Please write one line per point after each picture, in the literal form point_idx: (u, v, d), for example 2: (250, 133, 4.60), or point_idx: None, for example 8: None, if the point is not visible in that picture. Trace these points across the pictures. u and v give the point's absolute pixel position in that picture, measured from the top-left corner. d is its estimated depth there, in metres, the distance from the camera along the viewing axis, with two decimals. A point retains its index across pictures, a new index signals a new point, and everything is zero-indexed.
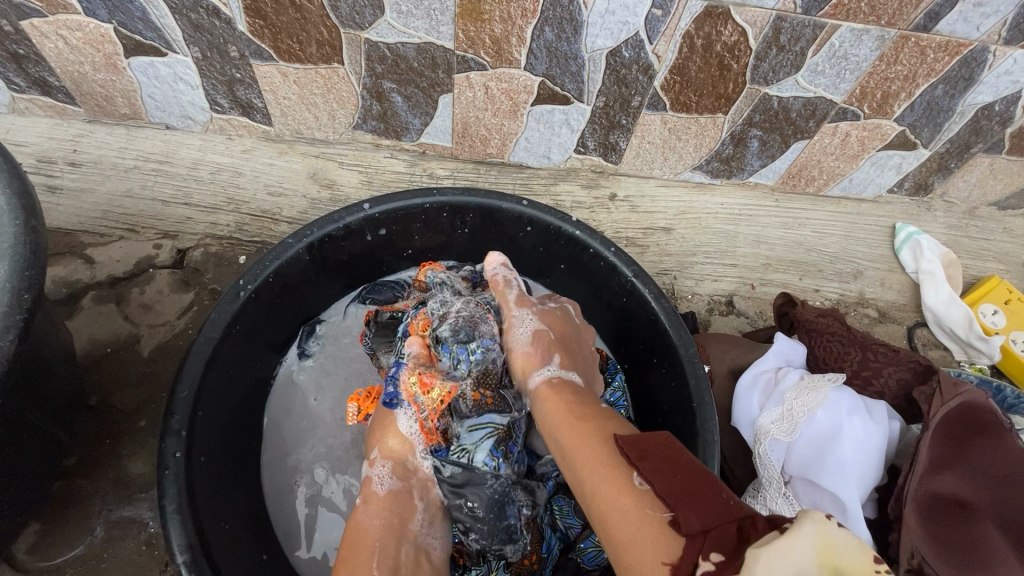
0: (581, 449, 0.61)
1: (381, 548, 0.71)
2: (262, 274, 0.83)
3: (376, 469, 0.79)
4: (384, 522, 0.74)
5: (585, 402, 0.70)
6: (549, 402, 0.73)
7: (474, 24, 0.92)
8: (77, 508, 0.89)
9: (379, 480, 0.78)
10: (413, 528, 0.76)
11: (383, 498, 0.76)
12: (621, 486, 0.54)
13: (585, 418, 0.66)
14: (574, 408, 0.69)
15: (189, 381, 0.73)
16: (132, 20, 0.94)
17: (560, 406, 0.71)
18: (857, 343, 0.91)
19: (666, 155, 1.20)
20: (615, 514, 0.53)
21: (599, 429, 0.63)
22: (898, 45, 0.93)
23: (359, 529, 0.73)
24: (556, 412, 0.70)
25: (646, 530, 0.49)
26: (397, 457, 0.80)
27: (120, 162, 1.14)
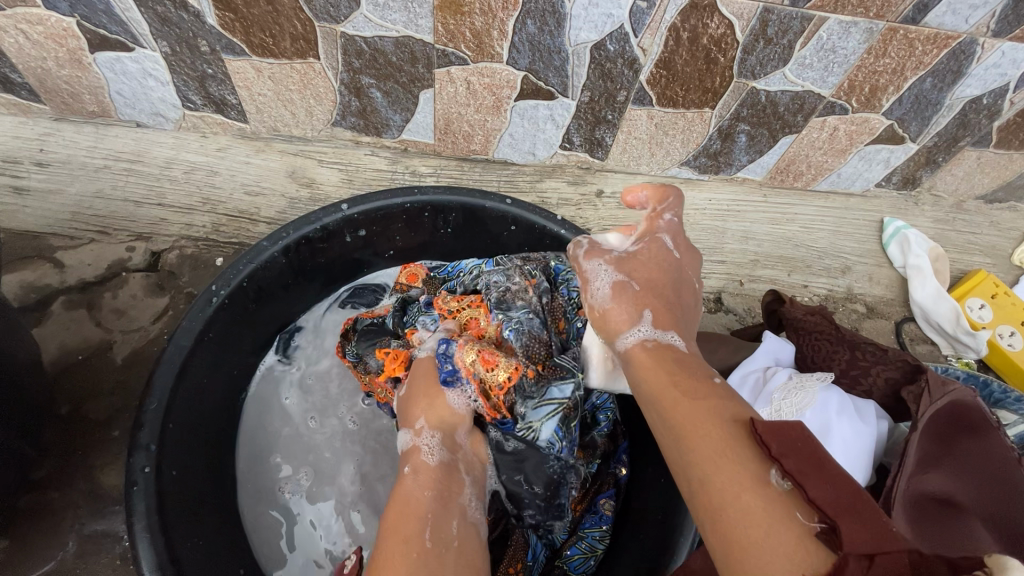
0: (694, 420, 0.51)
1: (434, 519, 0.60)
2: (235, 279, 0.81)
3: (424, 437, 0.70)
4: (435, 495, 0.63)
5: (691, 364, 0.58)
6: (646, 366, 0.59)
7: (453, 17, 0.89)
8: (48, 523, 0.86)
9: (429, 450, 0.68)
10: (461, 503, 0.65)
11: (435, 468, 0.66)
12: (754, 478, 0.45)
13: (692, 386, 0.55)
14: (677, 372, 0.57)
15: (160, 393, 0.71)
16: (96, 14, 0.90)
17: (660, 365, 0.58)
18: (846, 342, 0.90)
19: (653, 151, 1.18)
20: (740, 507, 0.45)
21: (711, 403, 0.52)
22: (885, 38, 0.91)
23: (406, 500, 0.62)
24: (654, 375, 0.58)
25: (790, 533, 0.42)
26: (446, 428, 0.71)
27: (88, 162, 1.10)
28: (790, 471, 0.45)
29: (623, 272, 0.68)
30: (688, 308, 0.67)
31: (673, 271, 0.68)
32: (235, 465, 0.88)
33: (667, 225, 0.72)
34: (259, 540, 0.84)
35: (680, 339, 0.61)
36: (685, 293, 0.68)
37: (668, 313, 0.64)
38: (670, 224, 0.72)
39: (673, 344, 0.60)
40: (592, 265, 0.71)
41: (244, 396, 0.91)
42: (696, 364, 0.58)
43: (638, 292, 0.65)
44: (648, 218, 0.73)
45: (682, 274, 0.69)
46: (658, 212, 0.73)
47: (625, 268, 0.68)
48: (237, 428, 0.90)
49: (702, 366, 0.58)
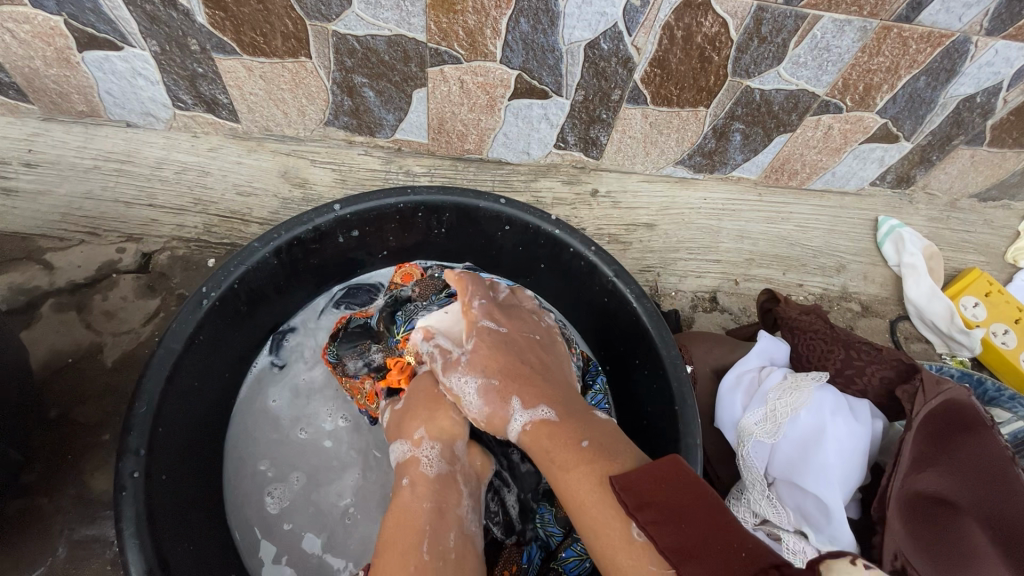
0: (574, 491, 0.57)
1: (432, 531, 0.62)
2: (226, 281, 0.80)
3: (423, 449, 0.71)
4: (434, 505, 0.65)
5: (564, 433, 0.62)
6: (532, 448, 0.64)
7: (446, 15, 0.89)
8: (37, 528, 0.85)
9: (429, 461, 0.69)
10: (456, 513, 0.66)
11: (433, 479, 0.68)
12: (624, 540, 0.52)
13: (568, 457, 0.59)
14: (553, 446, 0.62)
15: (149, 397, 0.70)
16: (83, 12, 0.89)
17: (541, 443, 0.63)
18: (840, 342, 0.90)
19: (648, 150, 1.18)
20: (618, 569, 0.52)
21: (587, 469, 0.57)
22: (879, 37, 0.91)
23: (404, 510, 0.64)
24: (540, 453, 0.63)
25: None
26: (445, 440, 0.72)
27: (78, 162, 1.09)
28: (644, 527, 0.51)
29: (478, 373, 0.72)
30: (544, 365, 0.73)
31: (506, 342, 0.75)
32: (227, 465, 0.88)
33: (478, 311, 0.78)
34: (247, 542, 0.84)
35: (551, 408, 0.66)
36: (531, 353, 0.74)
37: (533, 388, 0.69)
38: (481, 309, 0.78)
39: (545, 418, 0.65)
40: (451, 380, 0.74)
41: (234, 398, 0.91)
42: (570, 424, 0.63)
43: (497, 383, 0.71)
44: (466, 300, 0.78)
45: (520, 337, 0.76)
46: (467, 300, 0.79)
47: (476, 364, 0.73)
48: (229, 429, 0.90)
49: (575, 426, 0.63)
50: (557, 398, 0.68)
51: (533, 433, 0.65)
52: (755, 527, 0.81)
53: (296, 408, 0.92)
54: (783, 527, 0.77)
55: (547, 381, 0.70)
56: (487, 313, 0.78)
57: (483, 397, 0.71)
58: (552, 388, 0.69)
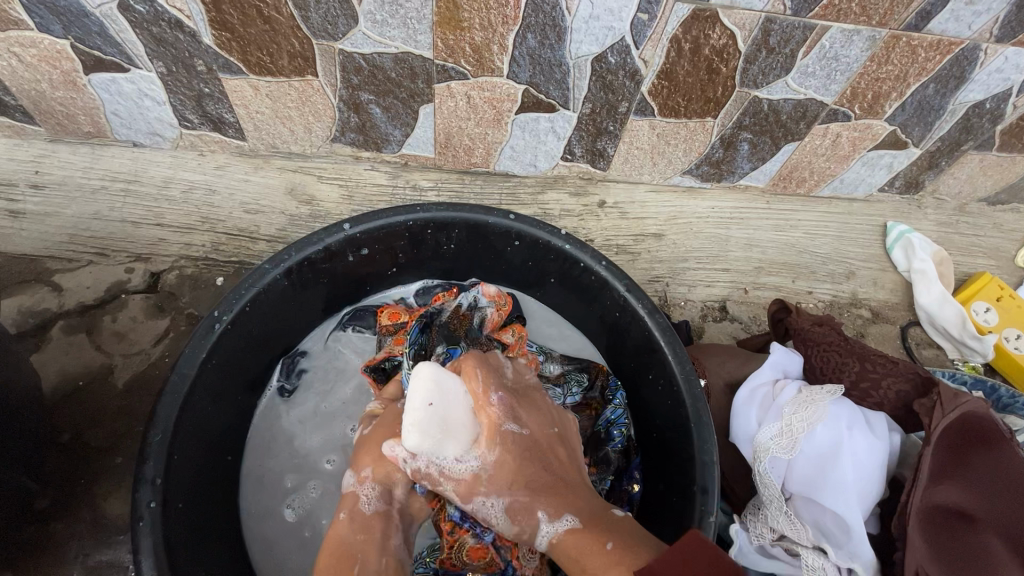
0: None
1: (364, 559, 0.67)
2: (238, 304, 0.79)
3: (365, 487, 0.73)
4: (366, 537, 0.69)
5: (590, 536, 0.63)
6: (568, 551, 0.64)
7: (452, 33, 0.88)
8: (51, 554, 0.85)
9: (367, 500, 0.72)
10: (392, 545, 0.70)
11: (370, 516, 0.71)
12: None
13: (597, 558, 0.60)
14: (582, 550, 0.62)
15: (164, 423, 0.70)
16: (90, 36, 0.89)
17: (571, 552, 0.63)
18: (855, 354, 0.89)
19: (655, 161, 1.18)
20: None
21: (614, 562, 0.58)
22: (889, 45, 0.91)
23: (340, 545, 0.68)
24: (569, 560, 0.63)
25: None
26: (388, 483, 0.74)
27: (85, 183, 1.09)
28: None
29: (499, 494, 0.69)
30: (567, 469, 0.71)
31: (530, 446, 0.71)
32: (244, 478, 0.88)
33: (490, 407, 0.72)
34: (262, 552, 0.84)
35: (574, 516, 0.66)
36: (557, 452, 0.72)
37: (563, 495, 0.68)
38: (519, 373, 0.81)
39: (572, 528, 0.65)
40: (472, 501, 0.70)
41: (253, 415, 0.91)
42: (594, 529, 0.63)
43: (525, 499, 0.68)
44: (480, 391, 0.72)
45: (545, 438, 0.73)
46: (485, 393, 0.73)
47: (496, 488, 0.69)
48: (247, 441, 0.90)
49: (600, 531, 0.63)
50: (580, 503, 0.67)
51: (569, 537, 0.64)
52: (773, 543, 0.80)
53: (312, 427, 0.92)
54: (802, 544, 0.77)
55: (575, 487, 0.69)
56: (502, 407, 0.72)
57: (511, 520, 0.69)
58: (572, 490, 0.69)
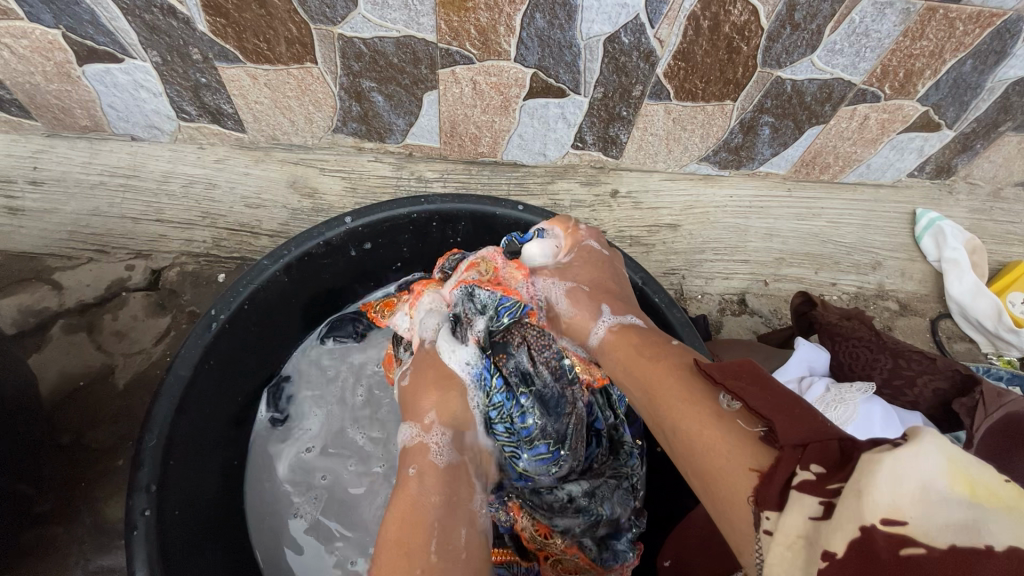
0: (664, 385, 0.52)
1: (442, 528, 0.53)
2: (236, 301, 0.76)
3: (433, 436, 0.63)
4: (444, 499, 0.57)
5: (650, 335, 0.62)
6: (615, 348, 0.63)
7: (457, 14, 0.84)
8: (51, 558, 0.83)
9: (438, 449, 0.62)
10: (468, 508, 0.58)
11: (443, 470, 0.60)
12: (709, 419, 0.46)
13: (656, 353, 0.58)
14: (640, 344, 0.61)
15: (158, 428, 0.67)
16: (81, 24, 0.85)
17: (627, 345, 0.62)
18: (887, 350, 0.84)
19: (670, 148, 1.12)
20: (704, 452, 0.44)
21: (673, 361, 0.55)
22: (924, 19, 0.84)
23: (410, 508, 0.55)
24: (622, 355, 0.62)
25: (738, 441, 0.42)
26: (456, 425, 0.66)
27: (84, 179, 1.06)
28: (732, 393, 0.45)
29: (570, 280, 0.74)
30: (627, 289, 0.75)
31: (605, 259, 0.77)
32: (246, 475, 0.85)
33: (586, 235, 0.80)
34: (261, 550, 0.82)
35: (642, 320, 0.67)
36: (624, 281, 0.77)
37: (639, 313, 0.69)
38: (590, 229, 0.81)
39: (633, 325, 0.66)
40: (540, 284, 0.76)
41: (247, 434, 0.86)
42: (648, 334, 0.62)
43: (587, 290, 0.72)
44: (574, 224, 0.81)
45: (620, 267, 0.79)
46: (574, 225, 0.81)
47: (571, 275, 0.75)
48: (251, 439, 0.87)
49: (656, 334, 0.62)
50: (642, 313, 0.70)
51: (620, 336, 0.64)
52: None
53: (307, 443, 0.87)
54: None
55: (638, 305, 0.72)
56: (594, 236, 0.81)
57: (574, 304, 0.71)
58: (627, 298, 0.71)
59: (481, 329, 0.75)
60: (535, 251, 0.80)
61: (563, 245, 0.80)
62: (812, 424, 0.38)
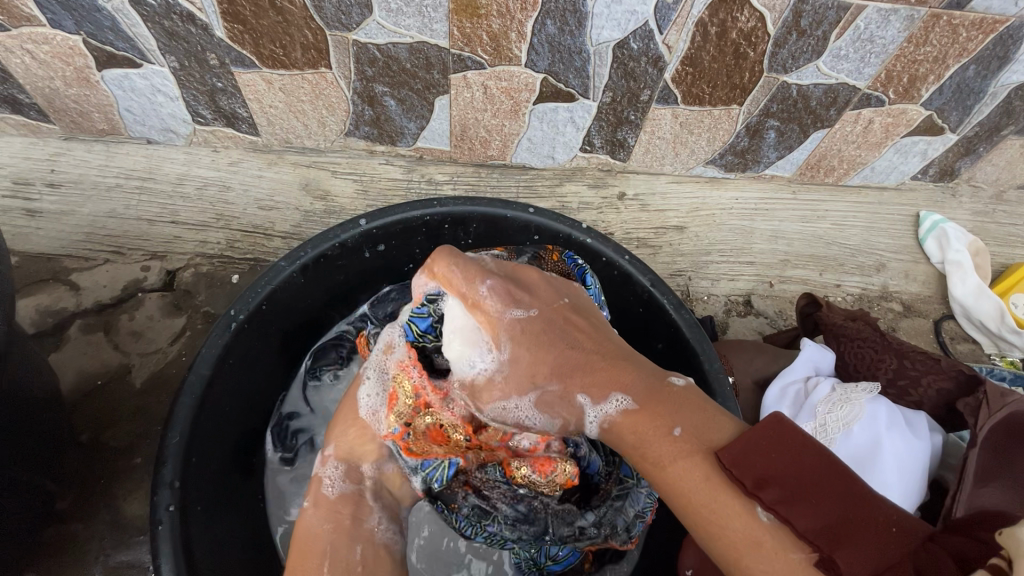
0: (699, 497, 0.48)
1: (332, 551, 0.63)
2: (254, 301, 0.78)
3: (327, 469, 0.70)
4: (334, 526, 0.65)
5: (650, 414, 0.54)
6: (615, 442, 0.56)
7: (469, 20, 0.86)
8: (72, 554, 0.85)
9: (330, 482, 0.69)
10: (368, 528, 0.67)
11: (333, 501, 0.67)
12: (755, 530, 0.45)
13: (663, 450, 0.51)
14: (639, 437, 0.54)
15: (181, 426, 0.68)
16: (101, 31, 0.87)
17: (627, 434, 0.55)
18: (892, 350, 0.85)
19: (677, 151, 1.14)
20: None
21: (693, 459, 0.49)
22: (928, 25, 0.86)
23: (305, 535, 0.64)
24: (627, 444, 0.55)
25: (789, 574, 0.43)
26: (352, 459, 0.71)
27: (101, 181, 1.08)
28: (773, 505, 0.45)
29: (519, 388, 0.61)
30: (586, 339, 0.61)
31: (543, 326, 0.61)
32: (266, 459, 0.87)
33: (493, 301, 0.62)
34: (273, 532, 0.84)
35: (625, 395, 0.56)
36: (575, 328, 0.62)
37: (611, 370, 0.58)
38: (491, 295, 0.62)
39: (619, 412, 0.56)
40: (491, 409, 0.63)
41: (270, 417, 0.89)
42: (650, 407, 0.54)
43: (554, 389, 0.60)
44: (471, 289, 0.62)
45: (552, 309, 0.63)
46: (471, 288, 0.62)
47: (516, 384, 0.61)
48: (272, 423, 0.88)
49: (657, 409, 0.54)
50: (626, 378, 0.57)
51: (615, 431, 0.56)
52: None
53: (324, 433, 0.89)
54: None
55: (614, 370, 0.58)
56: (500, 297, 0.62)
57: (541, 412, 0.62)
58: (600, 368, 0.59)
59: (421, 484, 0.74)
60: (460, 357, 0.62)
61: (484, 332, 0.61)
62: (880, 543, 0.41)
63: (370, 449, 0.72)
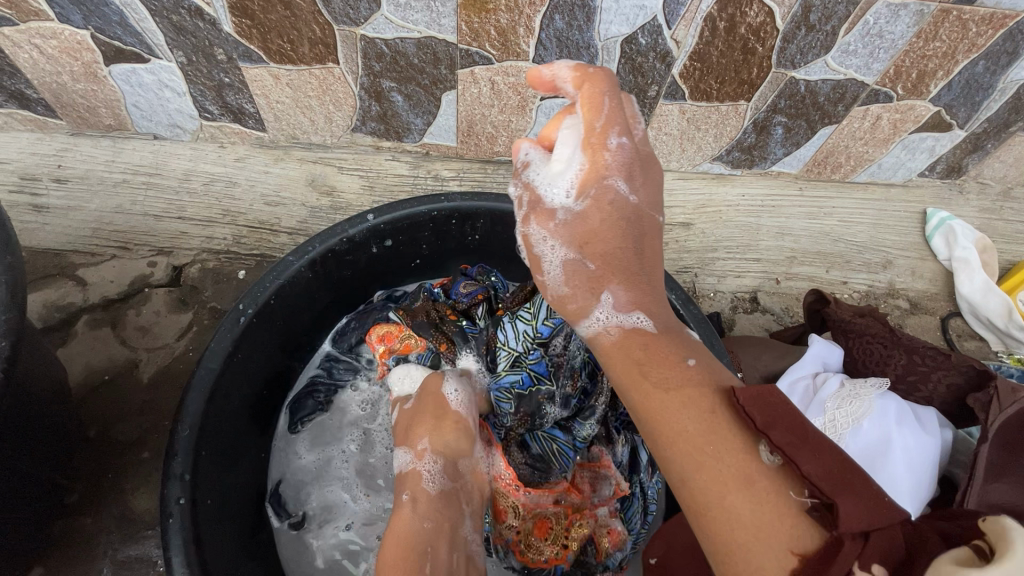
0: (699, 429, 0.44)
1: (433, 552, 0.63)
2: (263, 296, 0.78)
3: (425, 463, 0.71)
4: (435, 525, 0.66)
5: (665, 345, 0.52)
6: (613, 358, 0.55)
7: (478, 15, 0.85)
8: (81, 548, 0.85)
9: (429, 477, 0.70)
10: (460, 535, 0.68)
11: (435, 497, 0.69)
12: (747, 472, 0.41)
13: (668, 374, 0.49)
14: (647, 362, 0.51)
15: (191, 417, 0.68)
16: (109, 26, 0.87)
17: (630, 354, 0.53)
18: (901, 346, 0.85)
19: (684, 147, 1.14)
20: (734, 516, 0.40)
21: (697, 391, 0.47)
22: (938, 21, 0.85)
23: (405, 533, 0.64)
24: (624, 367, 0.53)
25: (779, 514, 0.39)
26: (451, 455, 0.73)
27: (107, 177, 1.09)
28: (779, 445, 0.41)
29: (575, 243, 0.64)
30: (653, 259, 0.62)
31: (633, 215, 0.62)
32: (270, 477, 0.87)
33: (609, 153, 0.63)
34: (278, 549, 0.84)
35: (647, 317, 0.56)
36: (648, 244, 0.62)
37: (642, 289, 0.58)
38: (617, 152, 0.63)
39: (638, 327, 0.55)
40: (540, 229, 0.67)
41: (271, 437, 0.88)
42: (668, 339, 0.53)
43: (594, 270, 0.61)
44: (604, 127, 0.63)
45: (647, 220, 0.63)
46: (603, 130, 0.63)
47: (575, 241, 0.64)
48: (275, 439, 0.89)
49: (678, 342, 0.53)
50: (657, 306, 0.57)
51: (621, 343, 0.55)
52: None
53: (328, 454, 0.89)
54: None
55: (656, 283, 0.60)
56: (622, 160, 0.63)
57: (569, 279, 0.63)
58: (645, 284, 0.59)
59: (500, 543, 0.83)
60: (553, 174, 0.67)
61: (582, 172, 0.64)
62: (877, 504, 0.38)
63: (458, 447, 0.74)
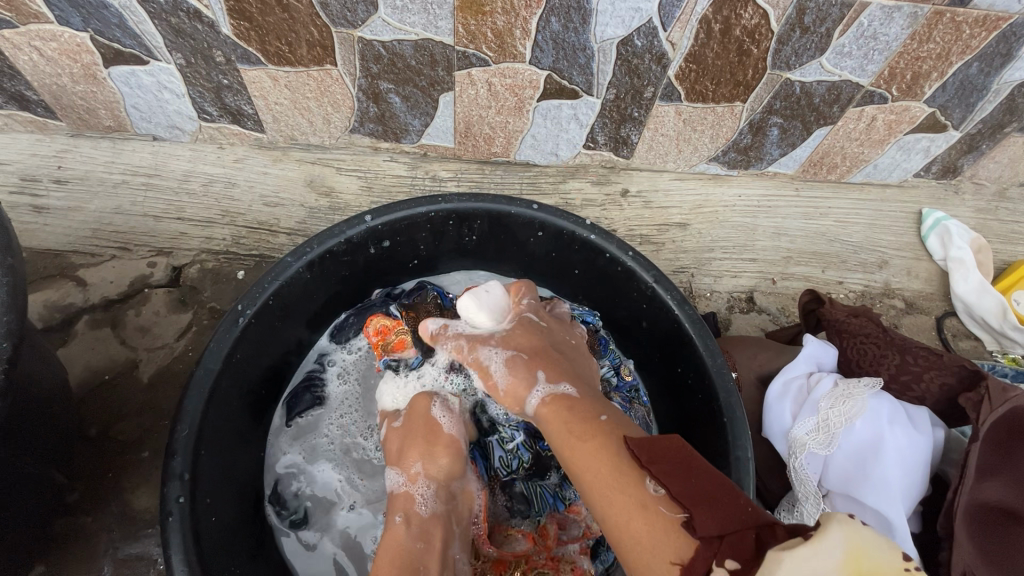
0: (604, 476, 0.54)
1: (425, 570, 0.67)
2: (262, 296, 0.78)
3: (418, 487, 0.73)
4: (426, 544, 0.69)
5: (581, 407, 0.63)
6: (550, 423, 0.64)
7: (474, 17, 0.86)
8: (81, 546, 0.86)
9: (423, 500, 0.72)
10: (450, 554, 0.71)
11: (428, 518, 0.71)
12: (638, 504, 0.51)
13: (585, 428, 0.60)
14: (571, 421, 0.62)
15: (190, 418, 0.69)
16: (109, 28, 0.88)
17: (560, 416, 0.64)
18: (894, 346, 0.86)
19: (681, 148, 1.14)
20: (633, 541, 0.50)
21: (602, 440, 0.57)
22: (931, 23, 0.86)
23: (399, 550, 0.68)
24: (559, 427, 0.63)
25: (662, 534, 0.48)
26: (441, 479, 0.75)
27: (107, 177, 1.09)
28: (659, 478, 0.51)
29: (506, 348, 0.75)
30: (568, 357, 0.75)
31: (541, 331, 0.77)
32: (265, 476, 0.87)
33: (526, 307, 0.82)
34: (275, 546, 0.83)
35: (572, 386, 0.68)
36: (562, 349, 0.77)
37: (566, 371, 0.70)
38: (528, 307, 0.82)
39: (564, 394, 0.66)
40: (479, 350, 0.76)
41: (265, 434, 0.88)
42: (586, 403, 0.64)
43: (526, 357, 0.73)
44: (518, 298, 0.83)
45: (556, 336, 0.79)
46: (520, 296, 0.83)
47: (508, 345, 0.75)
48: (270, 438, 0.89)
49: (591, 403, 0.64)
50: (577, 380, 0.69)
51: (551, 408, 0.66)
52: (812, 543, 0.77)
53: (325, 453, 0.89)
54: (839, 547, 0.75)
55: (576, 372, 0.72)
56: (536, 310, 0.82)
57: (509, 371, 0.72)
58: (567, 367, 0.71)
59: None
60: (471, 315, 0.80)
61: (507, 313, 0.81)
62: (732, 513, 0.46)
63: (444, 464, 0.76)
